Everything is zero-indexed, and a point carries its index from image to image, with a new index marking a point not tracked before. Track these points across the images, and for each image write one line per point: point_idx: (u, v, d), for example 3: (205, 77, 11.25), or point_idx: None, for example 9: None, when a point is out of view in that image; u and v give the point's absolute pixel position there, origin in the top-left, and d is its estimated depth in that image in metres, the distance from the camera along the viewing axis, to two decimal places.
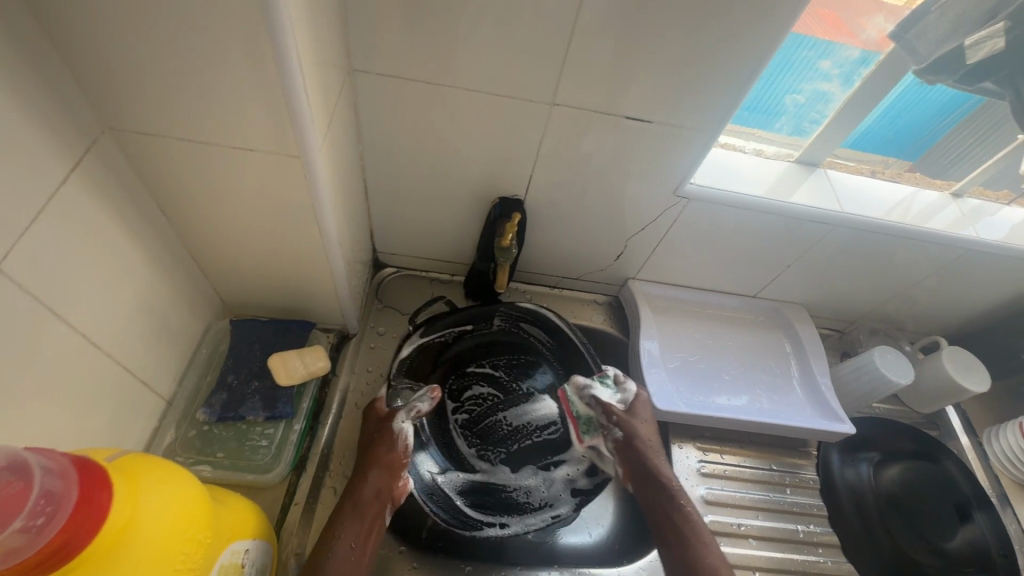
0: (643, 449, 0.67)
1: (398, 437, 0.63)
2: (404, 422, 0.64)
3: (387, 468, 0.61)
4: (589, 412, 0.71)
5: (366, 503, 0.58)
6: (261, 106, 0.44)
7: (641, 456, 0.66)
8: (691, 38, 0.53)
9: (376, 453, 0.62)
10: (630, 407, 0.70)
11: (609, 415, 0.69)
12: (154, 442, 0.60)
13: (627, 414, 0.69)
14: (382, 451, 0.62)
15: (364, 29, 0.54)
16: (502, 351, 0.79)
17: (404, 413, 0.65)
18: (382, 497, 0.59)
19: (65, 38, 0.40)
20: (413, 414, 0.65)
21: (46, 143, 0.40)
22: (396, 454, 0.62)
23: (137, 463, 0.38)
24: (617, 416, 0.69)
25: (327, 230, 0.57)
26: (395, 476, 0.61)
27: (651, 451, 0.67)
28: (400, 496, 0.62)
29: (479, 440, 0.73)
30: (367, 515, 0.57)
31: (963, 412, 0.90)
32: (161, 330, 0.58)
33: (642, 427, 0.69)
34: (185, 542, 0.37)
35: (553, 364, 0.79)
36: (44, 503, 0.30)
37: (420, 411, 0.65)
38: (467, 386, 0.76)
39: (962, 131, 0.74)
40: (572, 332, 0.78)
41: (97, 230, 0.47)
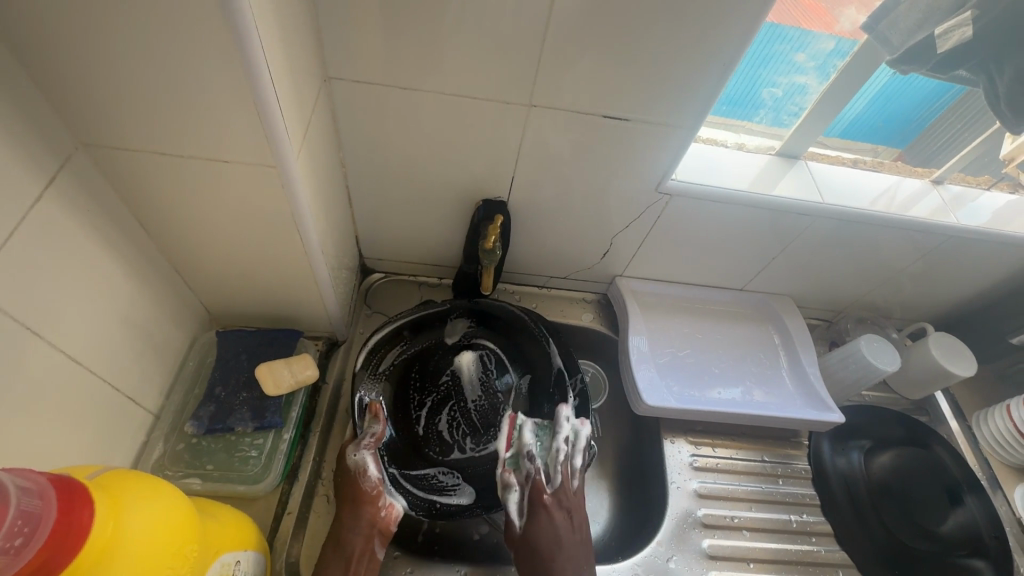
0: (541, 540, 0.64)
1: (364, 471, 0.64)
2: (358, 454, 0.64)
3: (366, 504, 0.62)
4: (517, 461, 0.69)
5: (352, 544, 0.60)
6: (233, 117, 0.44)
7: (537, 542, 0.64)
8: (663, 36, 0.54)
9: (349, 493, 0.63)
10: (559, 485, 0.68)
11: (533, 497, 0.66)
12: (142, 457, 0.60)
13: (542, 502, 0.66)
14: (354, 487, 0.63)
15: (339, 36, 0.54)
16: (401, 389, 0.73)
17: (357, 445, 0.65)
18: (371, 533, 0.61)
19: (31, 56, 0.39)
20: (372, 443, 0.65)
21: (17, 163, 0.40)
22: (367, 489, 0.63)
23: (120, 481, 0.37)
24: (535, 499, 0.66)
25: (308, 238, 0.57)
26: (377, 505, 0.62)
27: (549, 545, 0.63)
28: (393, 522, 0.63)
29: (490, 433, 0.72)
30: (353, 556, 0.60)
31: (952, 396, 0.91)
32: (146, 344, 0.58)
33: (564, 524, 0.65)
34: (170, 558, 0.37)
35: (427, 341, 0.76)
36: (21, 524, 0.30)
37: (379, 435, 0.66)
38: (426, 419, 0.72)
39: (948, 116, 0.74)
40: (397, 319, 0.75)
41: (76, 247, 0.47)
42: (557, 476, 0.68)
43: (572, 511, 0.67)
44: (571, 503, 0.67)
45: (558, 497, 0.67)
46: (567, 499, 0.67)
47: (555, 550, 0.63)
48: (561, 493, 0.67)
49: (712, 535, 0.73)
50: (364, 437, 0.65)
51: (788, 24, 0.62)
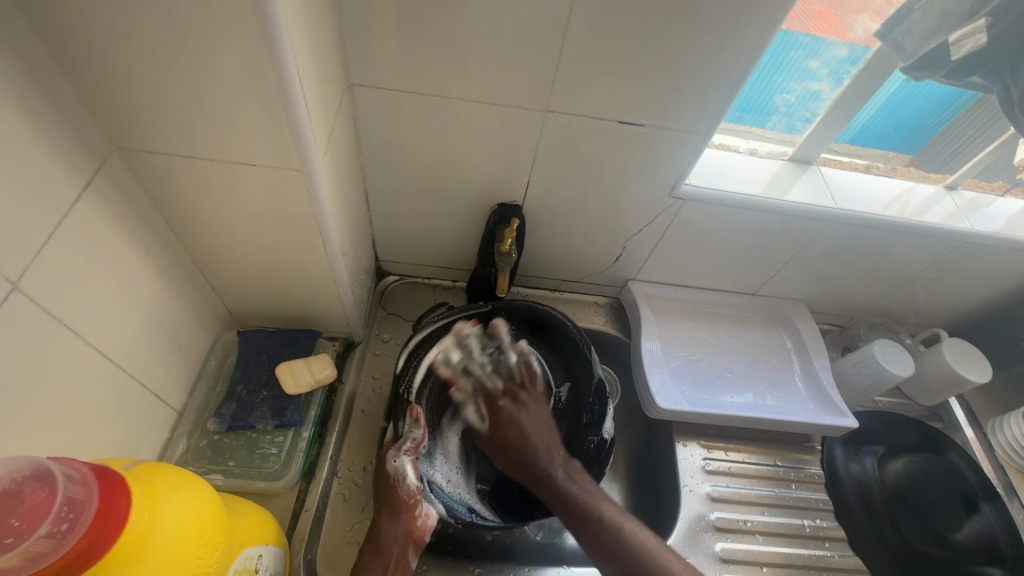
0: (505, 432, 0.70)
1: (404, 477, 0.63)
2: (399, 460, 0.64)
3: (404, 511, 0.62)
4: (459, 371, 0.74)
5: (388, 550, 0.60)
6: (263, 122, 0.46)
7: (503, 438, 0.70)
8: (677, 44, 0.55)
9: (385, 499, 0.62)
10: (506, 386, 0.74)
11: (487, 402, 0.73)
12: (167, 452, 0.61)
13: (497, 403, 0.72)
14: (391, 494, 0.62)
15: (362, 45, 0.56)
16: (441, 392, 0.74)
17: (396, 450, 0.65)
18: (406, 541, 0.61)
19: (73, 62, 0.41)
20: (410, 449, 0.65)
21: (57, 165, 0.42)
22: (404, 497, 0.62)
23: (152, 473, 0.39)
24: (490, 404, 0.73)
25: (331, 240, 0.58)
26: (413, 514, 0.62)
27: (514, 433, 0.70)
28: (427, 532, 0.63)
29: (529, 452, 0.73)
30: (390, 562, 0.60)
31: (967, 403, 0.90)
32: (171, 343, 0.60)
33: (523, 413, 0.71)
34: (200, 547, 0.38)
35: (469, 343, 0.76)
36: (67, 510, 0.31)
37: (418, 441, 0.65)
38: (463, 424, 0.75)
39: (959, 123, 0.75)
40: (439, 320, 0.74)
41: (109, 246, 0.49)
42: (499, 381, 0.74)
43: (527, 402, 0.72)
44: (526, 395, 0.73)
45: (511, 394, 0.73)
46: (522, 392, 0.73)
47: (524, 436, 0.69)
48: (512, 391, 0.73)
49: (724, 539, 0.73)
50: (404, 441, 0.65)
51: (799, 31, 0.63)
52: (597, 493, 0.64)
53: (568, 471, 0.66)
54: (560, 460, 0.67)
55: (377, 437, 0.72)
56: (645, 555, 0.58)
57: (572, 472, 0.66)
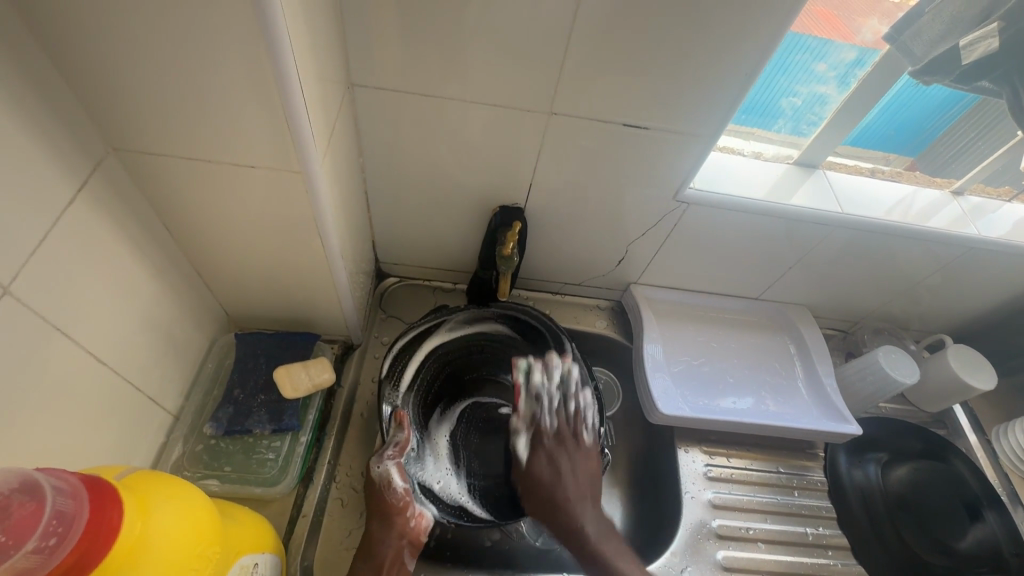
0: (544, 473, 0.67)
1: (390, 483, 0.62)
2: (382, 466, 0.63)
3: (395, 516, 0.61)
4: (527, 396, 0.69)
5: (381, 556, 0.59)
6: (261, 123, 0.45)
7: (540, 476, 0.67)
8: (684, 46, 0.54)
9: (376, 504, 0.62)
10: (559, 428, 0.69)
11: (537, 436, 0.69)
12: (162, 457, 0.60)
13: (546, 441, 0.69)
14: (379, 499, 0.62)
15: (363, 44, 0.55)
16: (428, 393, 0.74)
17: (380, 456, 0.63)
18: (400, 545, 0.60)
19: (68, 61, 0.40)
20: (396, 453, 0.63)
21: (52, 166, 0.41)
22: (394, 502, 0.62)
23: (144, 482, 0.38)
24: (539, 438, 0.69)
25: (330, 242, 0.57)
26: (404, 518, 0.61)
27: (553, 477, 0.67)
28: (422, 533, 0.63)
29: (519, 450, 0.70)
30: (384, 566, 0.59)
31: (971, 410, 0.89)
32: (167, 346, 0.59)
33: (569, 460, 0.68)
34: (194, 558, 0.37)
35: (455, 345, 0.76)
36: (55, 524, 0.30)
37: (403, 444, 0.64)
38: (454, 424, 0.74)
39: (961, 125, 0.74)
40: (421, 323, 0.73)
41: (104, 249, 0.48)
42: (554, 420, 0.69)
43: (574, 448, 0.69)
44: (577, 443, 0.69)
45: (561, 437, 0.69)
46: (574, 439, 0.69)
47: (562, 480, 0.67)
48: (564, 435, 0.69)
49: (726, 546, 0.72)
50: (388, 446, 0.64)
51: (805, 34, 0.62)
52: (623, 557, 0.64)
53: (597, 528, 0.66)
54: (591, 519, 0.66)
55: (375, 442, 0.71)
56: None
57: (603, 534, 0.65)
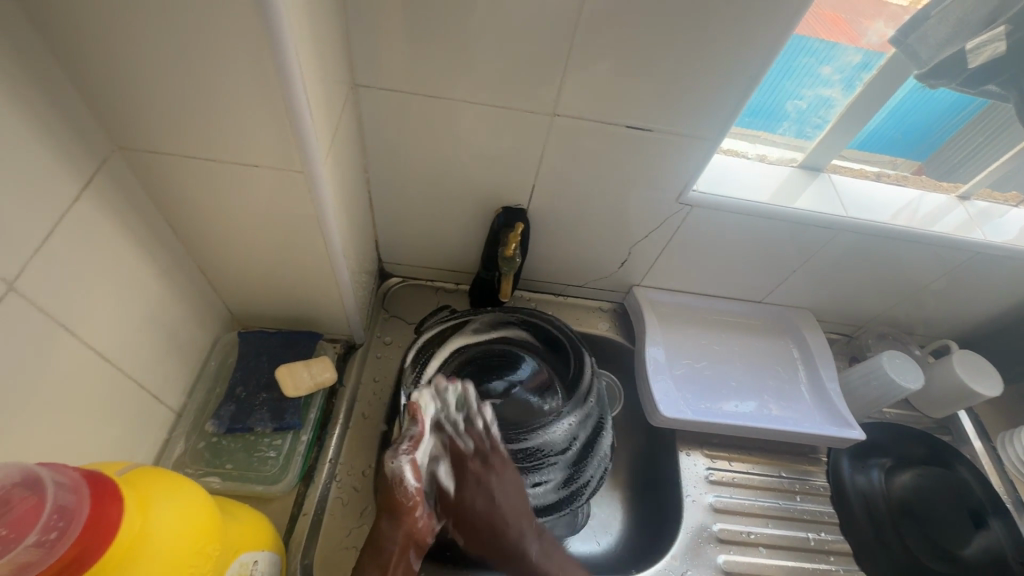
0: (478, 501, 0.61)
1: (402, 480, 0.58)
2: (397, 461, 0.58)
3: (403, 515, 0.57)
4: (433, 423, 0.63)
5: (387, 553, 0.56)
6: (264, 122, 0.45)
7: (475, 504, 0.61)
8: (686, 47, 0.54)
9: (385, 500, 0.58)
10: (477, 448, 0.63)
11: (456, 465, 0.62)
12: (164, 454, 0.60)
13: (470, 470, 0.62)
14: (389, 496, 0.58)
15: (366, 45, 0.55)
16: None
17: (393, 451, 0.59)
18: (407, 544, 0.57)
19: (74, 60, 0.41)
20: (412, 448, 0.59)
21: (57, 164, 0.41)
22: (401, 500, 0.58)
23: (146, 478, 0.38)
24: (462, 468, 0.62)
25: (332, 241, 0.57)
26: (414, 517, 0.58)
27: (488, 502, 0.61)
28: (428, 535, 0.60)
29: (534, 460, 0.66)
30: (390, 565, 0.56)
31: (976, 416, 0.89)
32: (170, 343, 0.59)
33: (498, 481, 0.62)
34: (193, 555, 0.38)
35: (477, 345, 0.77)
36: (57, 518, 0.31)
37: (417, 437, 0.60)
38: None
39: (968, 129, 0.73)
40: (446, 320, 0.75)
41: (109, 246, 0.48)
42: (471, 442, 0.63)
43: (499, 469, 0.63)
44: (500, 459, 0.63)
45: (482, 457, 0.63)
46: (495, 455, 0.63)
47: (498, 506, 0.61)
48: (484, 454, 0.63)
49: (727, 551, 0.72)
50: (403, 440, 0.60)
51: (809, 37, 0.62)
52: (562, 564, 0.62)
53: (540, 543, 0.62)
54: (532, 534, 0.62)
55: (376, 441, 0.71)
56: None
57: (545, 551, 0.61)
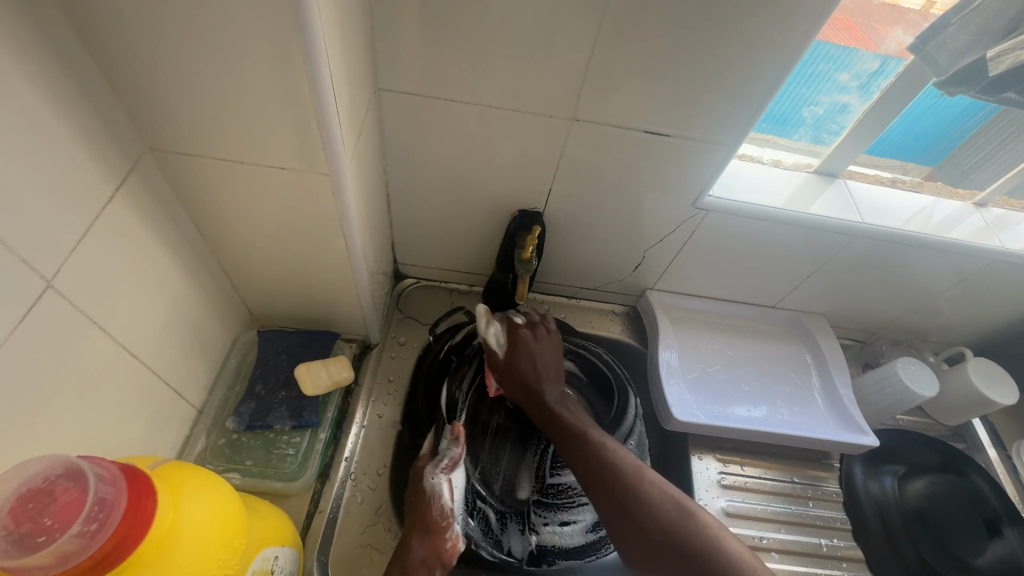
0: (521, 361, 0.68)
1: (437, 497, 0.60)
2: (436, 478, 0.61)
3: (433, 533, 0.59)
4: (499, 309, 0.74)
5: (414, 570, 0.56)
6: (292, 125, 0.46)
7: (519, 361, 0.67)
8: (707, 54, 0.54)
9: (418, 515, 0.59)
10: (531, 320, 0.72)
11: (511, 328, 0.70)
12: (186, 450, 0.61)
13: (523, 333, 0.70)
14: (424, 513, 0.60)
15: (390, 50, 0.56)
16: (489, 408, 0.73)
17: (433, 467, 0.63)
18: (431, 564, 0.58)
19: (111, 64, 0.42)
20: (446, 469, 0.62)
21: (93, 165, 0.43)
22: (435, 516, 0.59)
23: (176, 473, 0.39)
24: (515, 330, 0.70)
25: (354, 243, 0.58)
26: (441, 538, 0.59)
27: (530, 361, 0.68)
28: (454, 556, 0.59)
29: (565, 498, 0.68)
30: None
31: (991, 424, 0.89)
32: (193, 341, 0.60)
33: (543, 345, 0.70)
34: (222, 549, 0.38)
35: None
36: (97, 510, 0.31)
37: (456, 460, 0.64)
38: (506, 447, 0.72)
39: (982, 135, 0.72)
40: None
41: (139, 245, 0.49)
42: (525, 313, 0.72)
43: (545, 336, 0.71)
44: (546, 332, 0.71)
45: (532, 327, 0.71)
46: (544, 328, 0.72)
47: (538, 365, 0.68)
48: (534, 324, 0.72)
49: None
50: (442, 458, 0.63)
51: (828, 45, 0.63)
52: (586, 422, 0.64)
53: (565, 402, 0.67)
54: (558, 395, 0.67)
55: (391, 439, 0.71)
56: (646, 491, 0.54)
57: (567, 403, 0.66)
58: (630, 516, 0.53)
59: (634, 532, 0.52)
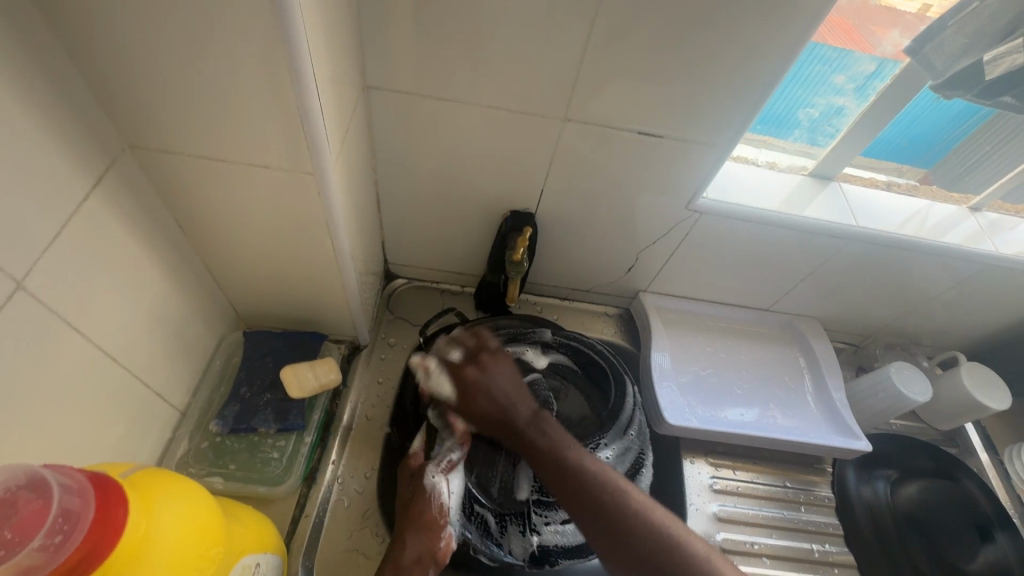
0: (474, 399, 0.63)
1: (434, 494, 0.60)
2: (435, 477, 0.61)
3: (427, 530, 0.58)
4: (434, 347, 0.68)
5: (408, 569, 0.56)
6: (274, 123, 0.45)
7: (472, 402, 0.63)
8: (700, 55, 0.54)
9: (413, 513, 0.59)
10: (470, 350, 0.66)
11: (452, 370, 0.65)
12: (168, 454, 0.60)
13: (467, 369, 0.64)
14: (423, 510, 0.59)
15: (378, 47, 0.55)
16: None
17: (432, 466, 0.62)
18: (425, 563, 0.57)
19: (86, 59, 0.41)
20: (444, 467, 0.62)
21: (68, 162, 0.41)
22: (433, 514, 0.59)
23: (150, 480, 0.38)
24: (456, 372, 0.65)
25: (340, 243, 0.57)
26: (435, 536, 0.59)
27: (483, 396, 0.63)
28: (448, 554, 0.59)
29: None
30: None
31: (983, 428, 0.88)
32: (175, 342, 0.59)
33: (494, 373, 0.64)
34: (196, 559, 0.37)
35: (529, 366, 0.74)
36: (62, 522, 0.30)
37: (454, 462, 0.63)
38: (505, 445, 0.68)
39: (977, 138, 0.72)
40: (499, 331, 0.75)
41: (118, 245, 0.48)
42: (462, 345, 0.67)
43: (491, 361, 0.65)
44: (491, 356, 0.66)
45: (474, 356, 0.66)
46: (486, 352, 0.66)
47: (494, 395, 0.63)
48: (474, 354, 0.66)
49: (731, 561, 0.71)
50: (440, 458, 0.63)
51: (824, 47, 0.62)
52: (563, 438, 0.60)
53: (538, 423, 0.61)
54: (530, 415, 0.62)
55: (379, 442, 0.70)
56: (627, 520, 0.51)
57: (540, 423, 0.61)
58: (614, 539, 0.51)
59: (628, 566, 0.50)
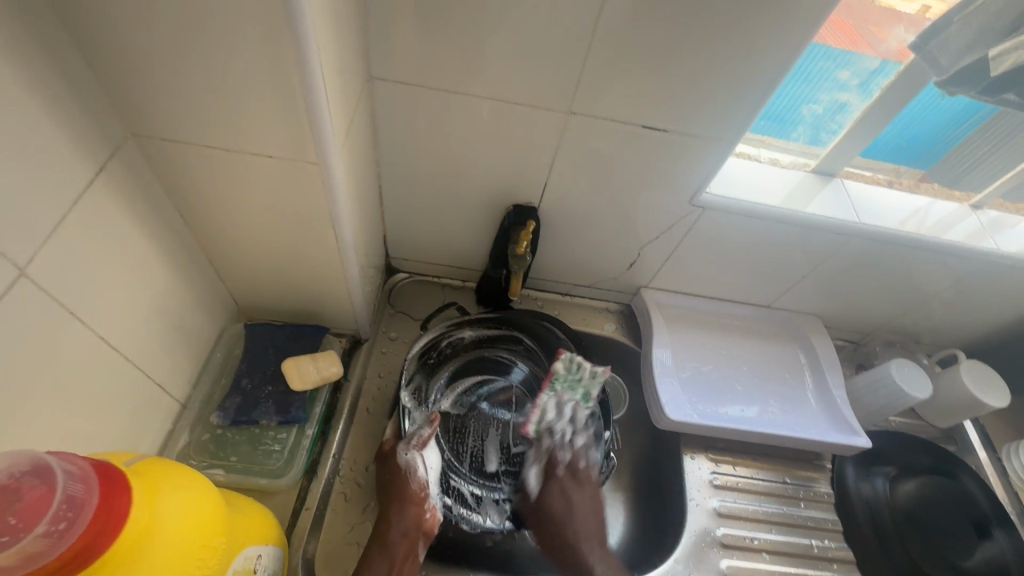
0: (553, 513, 0.66)
1: (414, 471, 0.62)
2: (409, 454, 0.63)
3: (412, 503, 0.61)
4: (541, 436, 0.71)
5: (396, 544, 0.59)
6: (280, 111, 0.44)
7: (550, 508, 0.67)
8: (709, 48, 0.53)
9: (394, 491, 0.61)
10: (571, 462, 0.69)
11: (548, 468, 0.69)
12: (169, 445, 0.60)
13: (564, 478, 0.69)
14: (400, 486, 0.62)
15: (382, 36, 0.54)
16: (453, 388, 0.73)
17: (405, 445, 0.64)
18: (412, 537, 0.60)
19: (89, 44, 0.40)
20: (417, 445, 0.64)
21: (71, 150, 0.41)
22: (415, 488, 0.62)
23: (154, 468, 0.38)
24: (551, 476, 0.69)
25: (344, 235, 0.57)
26: (421, 508, 0.61)
27: (563, 512, 0.66)
28: (435, 525, 0.62)
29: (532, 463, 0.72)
30: (397, 557, 0.58)
31: (981, 426, 0.89)
32: (177, 334, 0.59)
33: (579, 497, 0.68)
34: (199, 548, 0.37)
35: (499, 352, 0.76)
36: (66, 508, 0.30)
37: (426, 438, 0.64)
38: (472, 425, 0.72)
39: (977, 139, 0.72)
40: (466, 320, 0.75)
41: (120, 234, 0.48)
42: (569, 454, 0.70)
43: (585, 483, 0.69)
44: (586, 477, 0.69)
45: (572, 468, 0.69)
46: (581, 471, 0.69)
47: (571, 515, 0.66)
48: (574, 469, 0.69)
49: (730, 556, 0.72)
50: (414, 437, 0.64)
51: (828, 46, 0.62)
52: None
53: (605, 564, 0.64)
54: (598, 558, 0.65)
55: (380, 436, 0.70)
56: None
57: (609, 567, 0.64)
58: None
59: None
